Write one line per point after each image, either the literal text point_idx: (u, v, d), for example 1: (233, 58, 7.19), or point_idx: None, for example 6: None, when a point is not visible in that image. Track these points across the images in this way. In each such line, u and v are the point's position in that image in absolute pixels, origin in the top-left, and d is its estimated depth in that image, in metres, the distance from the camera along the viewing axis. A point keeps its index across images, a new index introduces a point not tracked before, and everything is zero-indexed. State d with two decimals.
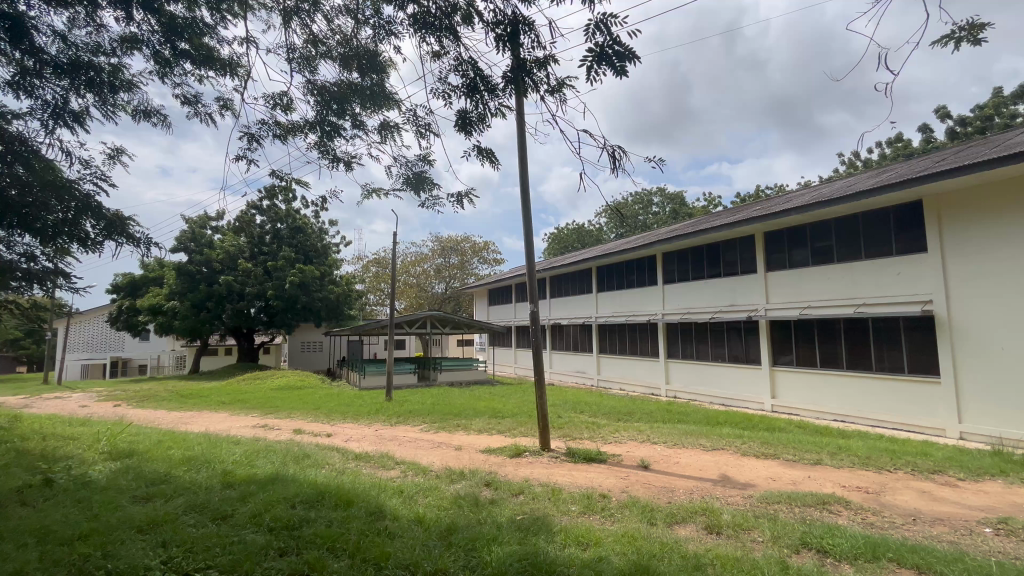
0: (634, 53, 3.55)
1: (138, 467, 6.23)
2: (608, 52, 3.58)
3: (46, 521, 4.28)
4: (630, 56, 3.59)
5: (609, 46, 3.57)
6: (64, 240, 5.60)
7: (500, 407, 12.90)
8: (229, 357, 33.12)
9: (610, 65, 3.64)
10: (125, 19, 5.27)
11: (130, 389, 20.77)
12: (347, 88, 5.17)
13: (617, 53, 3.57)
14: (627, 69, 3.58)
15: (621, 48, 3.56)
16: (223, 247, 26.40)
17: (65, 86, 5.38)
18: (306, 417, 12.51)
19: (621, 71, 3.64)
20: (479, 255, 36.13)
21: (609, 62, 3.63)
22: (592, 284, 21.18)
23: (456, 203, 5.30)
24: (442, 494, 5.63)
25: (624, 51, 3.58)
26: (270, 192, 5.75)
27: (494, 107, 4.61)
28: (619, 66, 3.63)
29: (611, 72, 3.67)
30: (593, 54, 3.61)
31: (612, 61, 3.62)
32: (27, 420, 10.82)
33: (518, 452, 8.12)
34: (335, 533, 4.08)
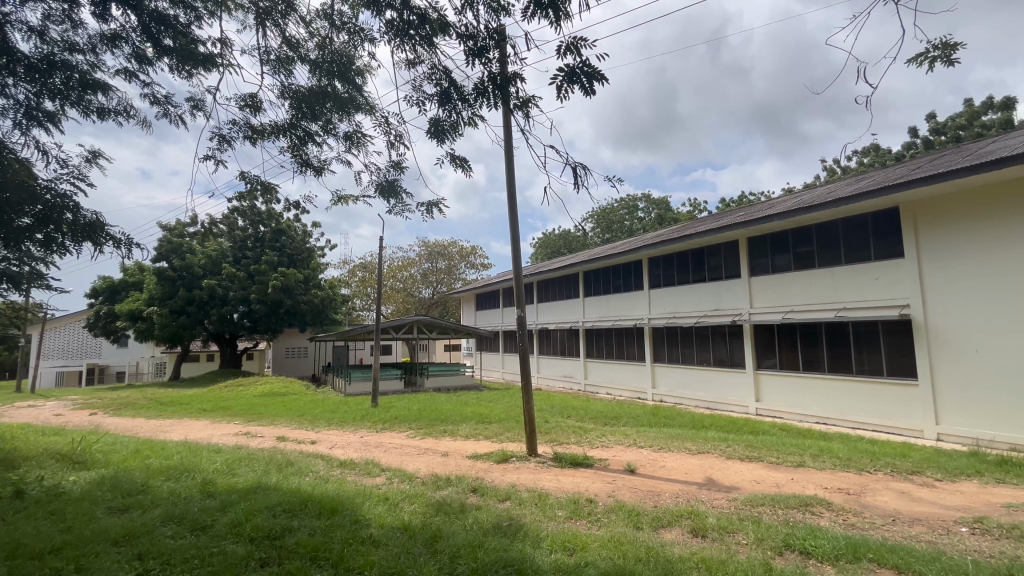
0: (604, 74, 3.64)
1: (114, 477, 6.06)
2: (578, 71, 3.65)
3: (16, 535, 4.14)
4: (598, 76, 3.67)
5: (579, 66, 3.64)
6: (38, 241, 5.46)
7: (488, 412, 12.83)
8: (211, 363, 32.53)
9: (579, 85, 3.70)
10: (101, 15, 5.20)
11: (107, 397, 20.33)
12: (322, 92, 5.14)
13: (586, 73, 3.64)
14: (595, 89, 3.65)
15: (590, 69, 3.64)
16: (205, 251, 25.99)
17: (38, 86, 5.28)
18: (290, 424, 12.34)
19: (589, 90, 3.70)
20: (467, 260, 36.07)
21: (578, 81, 3.69)
22: (579, 288, 21.27)
23: (426, 210, 5.42)
24: (427, 500, 5.58)
25: (592, 71, 3.65)
26: (243, 196, 5.69)
27: (467, 117, 4.65)
28: (587, 85, 3.70)
29: (580, 90, 3.74)
30: (563, 72, 3.68)
31: (582, 80, 3.69)
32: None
33: (505, 458, 8.09)
34: (317, 543, 4.01)
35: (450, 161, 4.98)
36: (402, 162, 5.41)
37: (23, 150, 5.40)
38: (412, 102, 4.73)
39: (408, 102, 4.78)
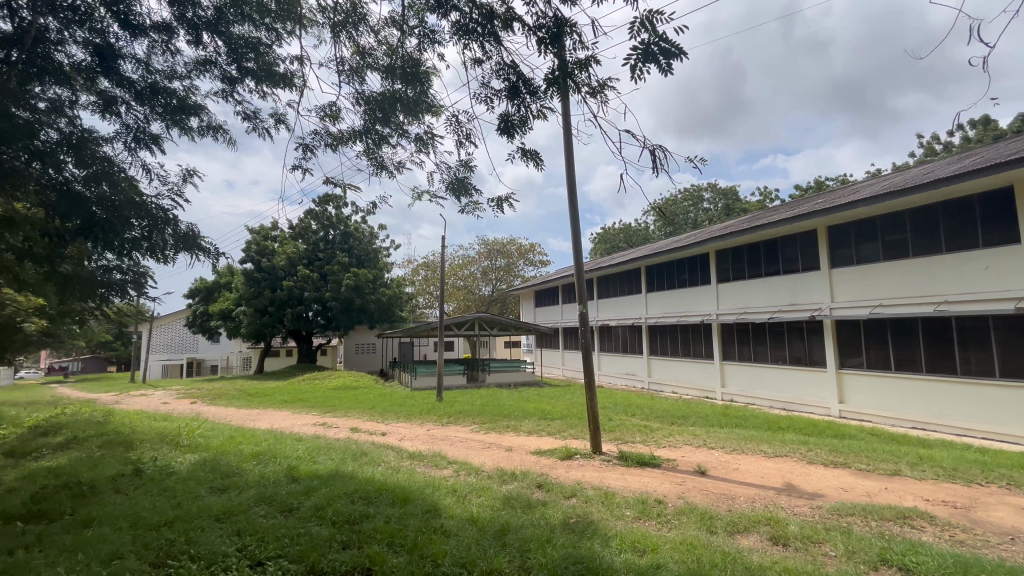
0: (682, 50, 3.46)
1: (214, 460, 6.70)
2: (654, 49, 3.50)
3: (137, 508, 4.68)
4: (676, 53, 3.50)
5: (655, 43, 3.49)
6: (142, 253, 6.12)
7: (550, 409, 12.83)
8: (290, 358, 34.98)
9: (656, 64, 3.55)
10: (195, 42, 5.71)
11: (204, 388, 22.49)
12: (392, 98, 5.34)
13: (663, 50, 3.48)
14: (674, 66, 3.48)
15: (667, 45, 3.48)
16: (284, 253, 27.94)
17: (147, 111, 5.92)
18: (362, 416, 13.02)
19: (668, 68, 3.54)
20: (525, 257, 36.23)
21: (656, 59, 3.54)
22: (641, 283, 20.69)
23: (495, 207, 5.45)
24: (494, 494, 5.68)
25: (669, 48, 3.49)
26: (323, 201, 6.05)
27: (536, 110, 4.67)
28: (665, 64, 3.54)
29: (657, 70, 3.57)
30: (638, 52, 3.53)
31: (658, 58, 3.52)
32: (118, 415, 11.92)
33: (568, 454, 8.06)
34: (393, 529, 4.20)
35: (520, 155, 4.99)
36: (472, 160, 5.47)
37: (132, 170, 6.06)
38: (481, 99, 4.80)
39: (477, 100, 4.86)
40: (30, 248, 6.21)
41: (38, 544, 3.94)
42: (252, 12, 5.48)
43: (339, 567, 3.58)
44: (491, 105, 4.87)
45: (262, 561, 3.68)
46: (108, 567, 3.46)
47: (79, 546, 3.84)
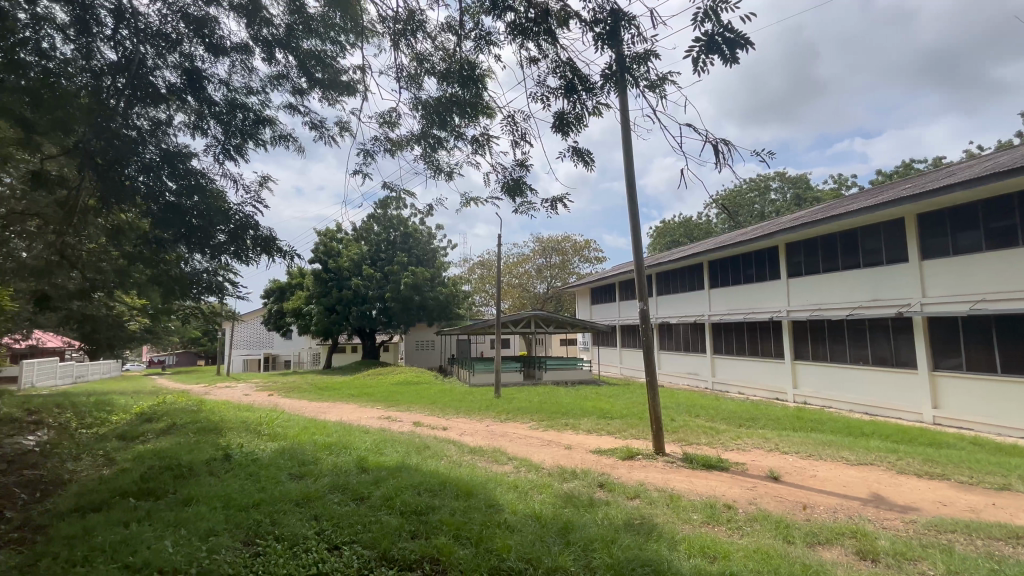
0: (748, 39, 3.31)
1: (292, 448, 7.20)
2: (719, 39, 3.36)
3: (227, 489, 5.11)
4: (742, 42, 3.35)
5: (719, 33, 3.36)
6: (227, 255, 6.70)
7: (609, 407, 12.62)
8: (355, 354, 36.77)
9: (720, 54, 3.42)
10: (270, 60, 6.13)
11: (280, 381, 24.17)
12: (449, 101, 5.46)
13: (728, 40, 3.34)
14: (740, 56, 3.34)
15: (733, 34, 3.34)
16: (349, 255, 29.39)
17: (229, 126, 6.44)
18: (424, 411, 13.46)
19: (733, 58, 3.40)
20: (581, 254, 35.83)
21: (720, 50, 3.39)
22: (703, 279, 19.85)
23: (550, 206, 5.44)
24: (555, 491, 5.67)
25: (735, 37, 3.35)
26: (384, 204, 6.30)
27: (592, 107, 4.62)
28: (730, 54, 3.40)
29: (721, 61, 3.44)
30: (702, 42, 3.41)
31: (722, 48, 3.39)
32: (209, 405, 13.10)
33: (630, 454, 7.90)
34: (458, 522, 4.30)
35: (574, 154, 4.97)
36: (527, 160, 5.48)
37: (217, 180, 6.61)
38: (537, 99, 4.81)
39: (533, 100, 4.88)
40: (138, 253, 6.99)
41: (148, 518, 4.41)
42: (318, 27, 5.80)
43: (408, 556, 3.72)
44: (548, 104, 4.86)
45: (339, 545, 3.90)
46: (206, 543, 3.81)
47: (180, 521, 4.26)
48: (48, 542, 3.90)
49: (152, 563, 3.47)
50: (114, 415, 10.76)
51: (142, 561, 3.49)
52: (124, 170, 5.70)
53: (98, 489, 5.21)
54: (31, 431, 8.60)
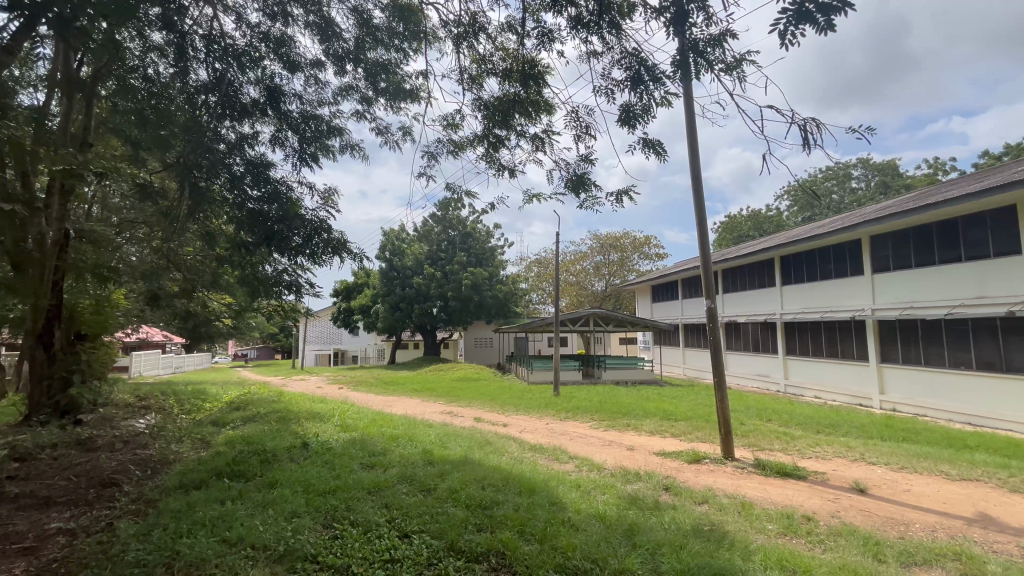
0: (847, 3, 3.03)
1: (363, 439, 7.59)
2: (810, 8, 3.11)
3: (306, 475, 5.47)
4: (840, 7, 3.07)
5: (810, 2, 3.10)
6: (303, 257, 7.22)
7: (672, 409, 12.22)
8: (418, 351, 38.08)
9: (812, 23, 3.16)
10: (340, 71, 6.47)
11: (349, 375, 25.53)
12: (510, 100, 5.50)
13: (822, 6, 3.08)
14: (836, 23, 3.07)
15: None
16: (411, 255, 30.47)
17: (305, 136, 6.89)
18: (484, 407, 13.70)
19: (827, 27, 3.13)
20: (640, 250, 34.89)
21: (812, 19, 3.14)
22: (775, 276, 18.66)
23: (615, 201, 5.34)
24: (619, 492, 5.57)
25: (831, 3, 3.07)
26: (447, 203, 6.46)
27: (660, 97, 4.49)
28: (825, 21, 3.13)
29: (814, 30, 3.17)
30: (790, 14, 3.17)
31: (814, 17, 3.13)
32: (287, 396, 14.08)
33: (696, 458, 7.61)
34: (523, 518, 4.34)
35: (641, 145, 4.85)
36: (590, 155, 5.42)
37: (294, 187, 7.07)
38: (602, 93, 4.75)
39: (598, 94, 4.82)
40: (227, 256, 7.64)
41: (240, 497, 4.82)
42: (384, 36, 6.04)
43: (475, 548, 3.81)
44: (613, 97, 4.79)
45: (410, 533, 4.06)
46: (291, 523, 4.11)
47: (268, 502, 4.62)
48: (159, 514, 4.38)
49: (245, 538, 3.80)
50: (207, 403, 11.86)
51: (237, 536, 3.83)
52: (215, 180, 6.25)
53: (197, 469, 5.77)
54: (142, 415, 9.66)
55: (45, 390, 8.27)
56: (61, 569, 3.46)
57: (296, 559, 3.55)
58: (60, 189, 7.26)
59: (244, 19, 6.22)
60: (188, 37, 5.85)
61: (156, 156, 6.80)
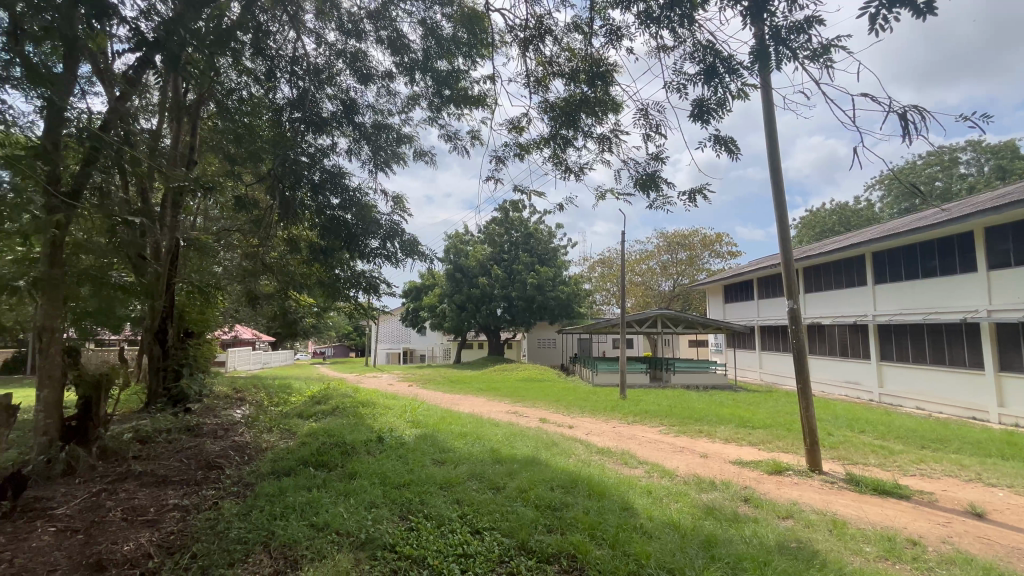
0: None
1: (433, 435, 7.86)
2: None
3: (383, 468, 5.76)
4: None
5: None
6: (379, 259, 7.77)
7: (748, 416, 11.53)
8: (482, 350, 38.82)
9: (909, 7, 2.89)
10: (410, 82, 6.74)
11: (417, 373, 26.53)
12: (576, 101, 5.45)
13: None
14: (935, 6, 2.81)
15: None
16: (475, 256, 31.13)
17: (377, 145, 7.29)
18: (549, 407, 13.69)
19: (927, 7, 2.84)
20: (711, 248, 33.27)
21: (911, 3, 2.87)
22: (866, 273, 17.05)
23: (687, 200, 5.12)
24: (694, 501, 5.33)
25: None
26: (514, 204, 6.54)
27: (736, 89, 4.26)
28: (925, 4, 2.85)
29: (910, 14, 2.91)
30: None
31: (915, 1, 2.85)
32: (362, 392, 14.89)
33: (777, 469, 7.13)
34: (593, 522, 4.28)
35: (713, 142, 4.62)
36: (661, 153, 5.23)
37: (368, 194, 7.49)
38: (674, 88, 4.60)
39: (669, 90, 4.66)
40: (311, 260, 8.26)
41: (323, 485, 5.17)
42: (450, 45, 6.22)
43: (547, 549, 3.81)
44: (685, 93, 4.61)
45: (481, 530, 4.13)
46: (371, 513, 4.33)
47: (348, 491, 4.93)
48: (256, 496, 4.79)
49: (330, 524, 4.05)
50: (293, 397, 12.80)
51: (324, 521, 4.10)
52: (299, 190, 6.75)
53: (287, 457, 6.25)
54: (238, 406, 10.64)
55: (161, 379, 9.19)
56: (178, 541, 3.87)
57: (377, 547, 3.75)
58: (172, 203, 8.17)
59: (323, 39, 6.68)
60: (277, 60, 6.34)
61: (250, 170, 7.46)
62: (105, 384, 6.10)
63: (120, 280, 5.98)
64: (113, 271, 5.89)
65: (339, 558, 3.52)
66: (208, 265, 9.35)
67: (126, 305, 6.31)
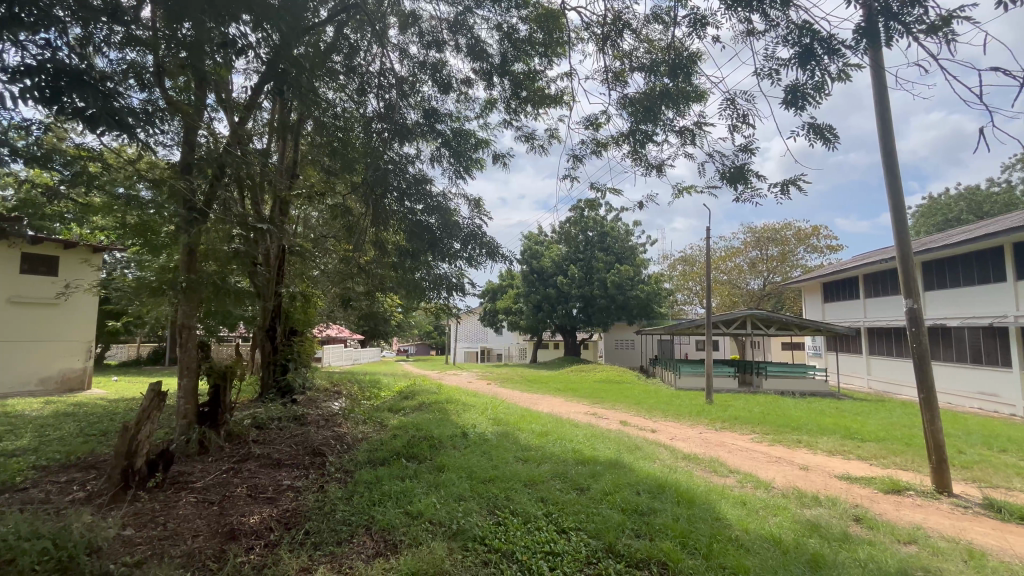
0: None
1: (515, 434, 8.00)
2: None
3: (468, 463, 5.96)
4: None
5: None
6: (461, 260, 8.08)
7: (856, 427, 10.43)
8: (558, 351, 38.76)
9: None
10: (488, 88, 6.91)
11: (495, 372, 27.10)
12: (657, 94, 5.25)
13: None
14: None
15: None
16: (551, 256, 31.10)
17: (455, 151, 7.56)
18: (629, 410, 13.34)
19: None
20: (807, 242, 30.54)
21: None
22: (1004, 268, 14.73)
23: (781, 192, 4.72)
24: (796, 517, 4.92)
25: None
26: (594, 202, 6.46)
27: (837, 71, 3.88)
28: None
29: None
30: None
31: None
32: (445, 388, 15.50)
33: (895, 487, 6.38)
34: (684, 530, 4.13)
35: (811, 132, 4.24)
36: (751, 143, 4.89)
37: (450, 199, 7.79)
38: (764, 75, 4.28)
39: (759, 77, 4.35)
40: (399, 263, 8.75)
41: (416, 476, 5.47)
42: (526, 47, 6.27)
43: (635, 554, 3.73)
44: (778, 79, 4.27)
45: (566, 529, 4.15)
46: (460, 506, 4.51)
47: (439, 483, 5.17)
48: (356, 482, 5.19)
49: (424, 514, 4.29)
50: (383, 391, 13.67)
51: (418, 510, 4.34)
52: (388, 199, 7.19)
53: (381, 448, 6.69)
54: (336, 398, 11.54)
55: (272, 372, 10.26)
56: (293, 518, 4.31)
57: (466, 539, 3.90)
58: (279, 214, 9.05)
59: (406, 53, 7.03)
60: (366, 77, 6.78)
61: (345, 180, 8.08)
62: (229, 375, 6.90)
63: (237, 284, 6.74)
64: (233, 277, 6.65)
65: (433, 545, 3.71)
66: (309, 269, 10.23)
67: (243, 306, 7.09)
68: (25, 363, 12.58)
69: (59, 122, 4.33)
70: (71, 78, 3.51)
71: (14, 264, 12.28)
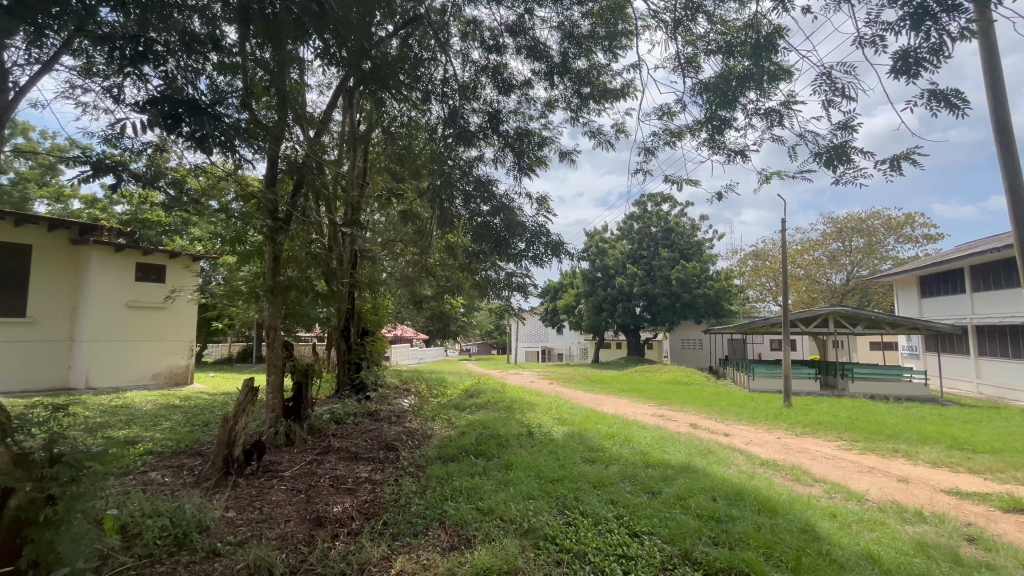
0: None
1: (581, 434, 7.95)
2: None
3: (535, 462, 5.98)
4: None
5: None
6: (526, 259, 8.12)
7: (965, 436, 9.34)
8: (621, 350, 37.93)
9: None
10: (549, 87, 6.90)
11: (557, 372, 26.97)
12: (734, 76, 5.01)
13: None
14: None
15: None
16: (613, 254, 30.43)
17: (518, 151, 7.61)
18: (699, 412, 12.80)
19: None
20: (899, 232, 27.79)
21: None
22: None
23: (891, 169, 4.34)
24: (895, 533, 4.49)
25: None
26: (664, 196, 6.24)
27: (958, 29, 3.53)
28: None
29: None
30: None
31: None
32: (509, 387, 15.68)
33: (1016, 505, 5.65)
34: (769, 540, 3.89)
35: (941, 101, 3.82)
36: (849, 119, 4.55)
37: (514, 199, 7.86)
38: (868, 41, 3.99)
39: (862, 45, 4.05)
40: (464, 264, 8.95)
41: (485, 473, 5.57)
42: (588, 42, 6.19)
43: (714, 562, 3.58)
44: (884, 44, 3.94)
45: (640, 532, 4.06)
46: (530, 505, 4.52)
47: (508, 480, 5.24)
48: (428, 477, 5.38)
49: (495, 510, 4.35)
50: (449, 390, 14.06)
51: (489, 507, 4.41)
52: (454, 201, 7.36)
53: (450, 445, 6.88)
54: (405, 396, 12.02)
55: (347, 370, 10.87)
56: (372, 508, 4.54)
57: (538, 537, 3.91)
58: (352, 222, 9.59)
59: (468, 58, 7.19)
60: (431, 85, 7.00)
61: (412, 186, 8.40)
62: (311, 373, 7.41)
63: (316, 287, 7.18)
64: (312, 282, 7.09)
65: (507, 542, 3.76)
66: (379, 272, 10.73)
67: (321, 308, 7.55)
68: (140, 359, 14.16)
69: (169, 146, 4.83)
70: (187, 107, 3.88)
71: (130, 272, 13.84)
